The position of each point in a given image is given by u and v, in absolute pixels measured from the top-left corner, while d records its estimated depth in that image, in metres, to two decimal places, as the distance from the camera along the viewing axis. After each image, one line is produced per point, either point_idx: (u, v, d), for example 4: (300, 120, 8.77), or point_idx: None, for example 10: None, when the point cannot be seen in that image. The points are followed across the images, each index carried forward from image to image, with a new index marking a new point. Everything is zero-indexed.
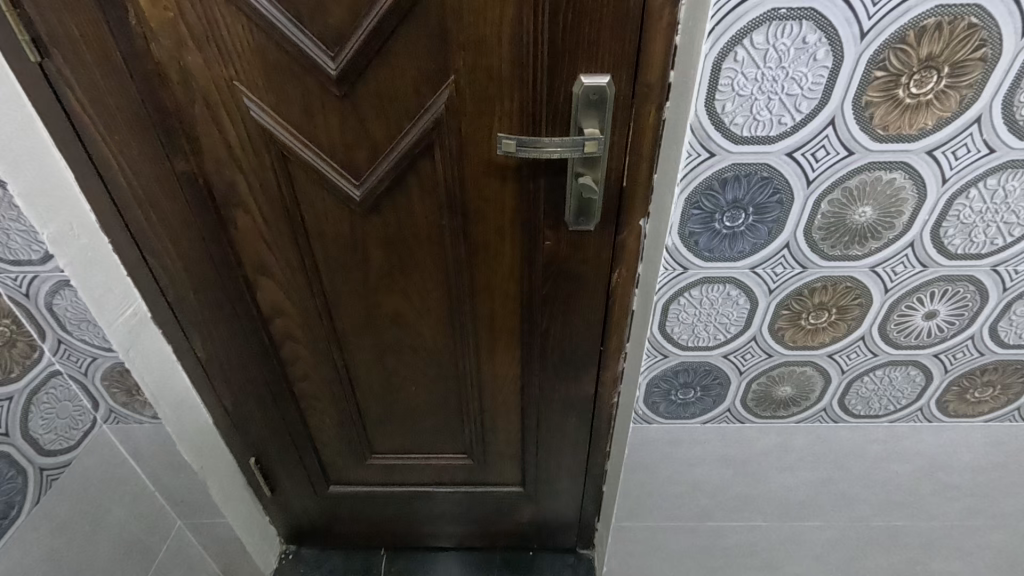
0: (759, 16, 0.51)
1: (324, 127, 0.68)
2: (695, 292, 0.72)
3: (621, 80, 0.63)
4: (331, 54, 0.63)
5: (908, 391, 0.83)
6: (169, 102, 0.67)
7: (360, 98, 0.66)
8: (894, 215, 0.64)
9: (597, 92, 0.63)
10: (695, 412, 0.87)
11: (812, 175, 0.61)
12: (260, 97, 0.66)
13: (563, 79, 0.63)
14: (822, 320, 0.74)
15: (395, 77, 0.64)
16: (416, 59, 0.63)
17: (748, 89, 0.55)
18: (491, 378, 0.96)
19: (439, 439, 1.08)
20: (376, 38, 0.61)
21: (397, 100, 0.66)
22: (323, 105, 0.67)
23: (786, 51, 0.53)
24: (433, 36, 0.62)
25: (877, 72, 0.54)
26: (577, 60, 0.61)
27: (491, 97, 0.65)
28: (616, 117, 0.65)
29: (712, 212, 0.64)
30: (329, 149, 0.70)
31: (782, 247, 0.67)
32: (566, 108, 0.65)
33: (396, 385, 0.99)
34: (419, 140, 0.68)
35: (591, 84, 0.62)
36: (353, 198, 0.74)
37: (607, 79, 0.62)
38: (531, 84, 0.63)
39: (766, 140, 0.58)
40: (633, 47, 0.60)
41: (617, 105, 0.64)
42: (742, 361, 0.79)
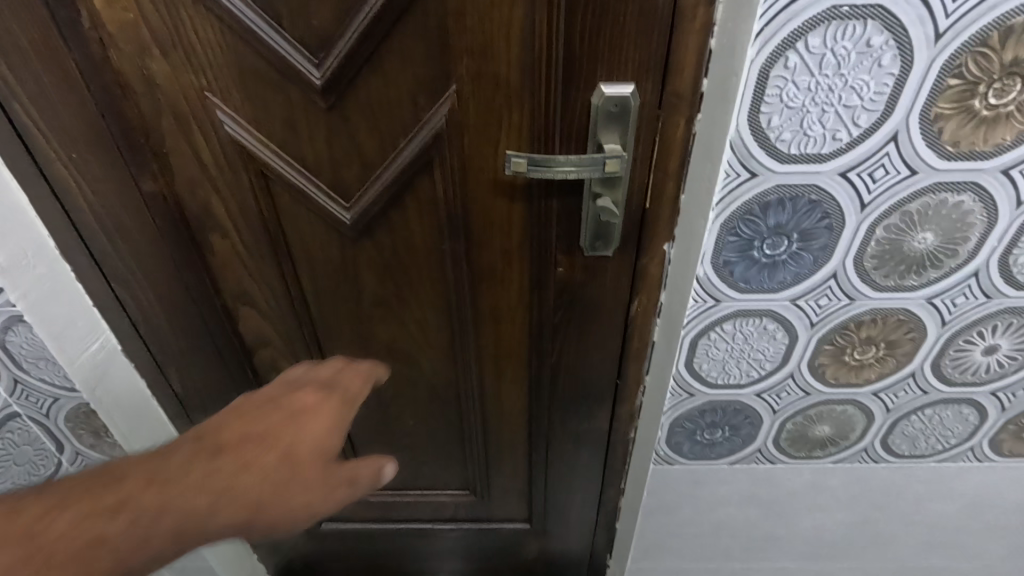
0: (816, 15, 0.44)
1: (309, 143, 0.60)
2: (728, 326, 0.64)
3: (647, 90, 0.55)
4: (315, 61, 0.55)
5: (959, 430, 0.75)
6: (133, 116, 0.59)
7: (350, 111, 0.58)
8: (957, 242, 0.56)
9: (619, 103, 0.55)
10: (722, 453, 0.79)
11: (868, 197, 0.53)
12: (236, 109, 0.58)
13: (581, 88, 0.55)
14: (869, 356, 0.66)
15: (389, 85, 0.56)
16: (413, 66, 0.55)
17: (798, 100, 0.48)
18: (496, 412, 0.88)
19: (439, 473, 0.99)
20: (367, 42, 0.53)
21: (391, 113, 0.58)
22: (307, 118, 0.59)
23: (846, 56, 0.45)
24: (432, 39, 0.54)
25: (952, 80, 0.46)
26: (597, 67, 0.53)
27: (498, 109, 0.57)
28: (641, 132, 0.57)
29: (751, 239, 0.56)
30: (316, 167, 0.62)
31: (829, 277, 0.59)
32: (584, 121, 0.57)
33: (393, 418, 0.90)
34: (417, 156, 0.60)
35: (613, 94, 0.54)
36: (343, 221, 0.66)
37: (631, 88, 0.54)
38: (544, 93, 0.55)
39: (816, 158, 0.51)
40: (662, 53, 0.53)
41: (642, 118, 0.56)
42: (777, 399, 0.71)
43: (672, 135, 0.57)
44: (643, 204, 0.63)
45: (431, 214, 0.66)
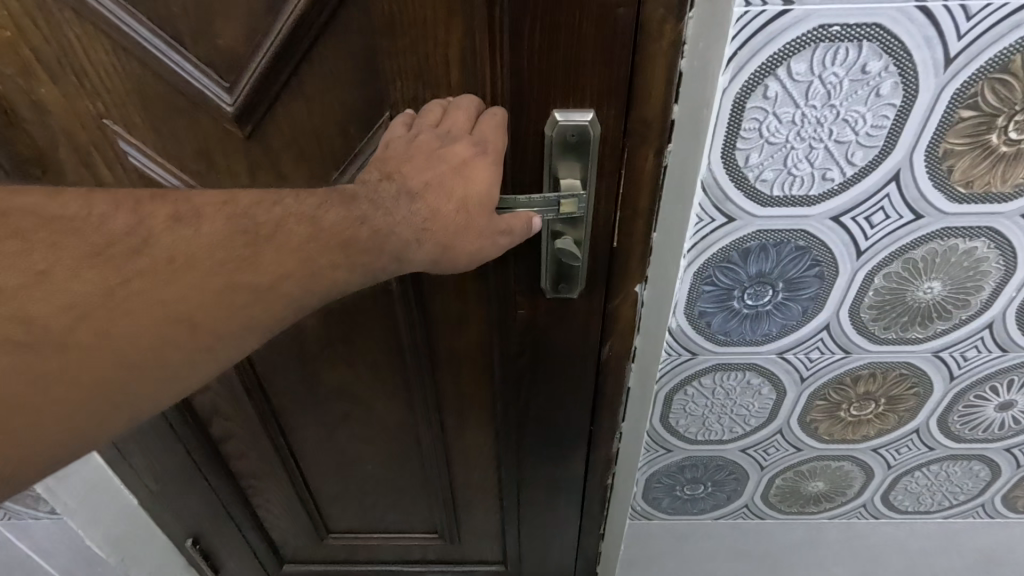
0: (799, 36, 0.36)
1: (229, 176, 0.53)
2: (706, 380, 0.57)
3: (610, 118, 0.46)
4: (225, 86, 0.47)
5: (968, 486, 0.68)
6: (26, 146, 0.52)
7: (271, 140, 0.50)
8: (969, 292, 0.49)
9: (577, 132, 0.46)
10: (705, 508, 0.71)
11: (864, 244, 0.45)
12: (142, 138, 0.51)
13: (532, 117, 0.46)
14: (867, 411, 0.59)
15: (313, 112, 0.49)
16: (339, 90, 0.48)
17: (781, 135, 0.40)
18: (462, 457, 0.80)
19: (405, 517, 0.92)
20: (283, 64, 0.46)
21: (318, 143, 0.50)
22: (222, 148, 0.51)
23: (837, 84, 0.38)
24: (359, 59, 0.46)
25: (964, 112, 0.38)
26: (551, 92, 0.45)
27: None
28: (603, 165, 0.49)
29: (730, 288, 0.49)
30: None
31: (820, 329, 0.52)
32: (538, 152, 0.48)
33: (351, 462, 0.83)
34: None
35: (571, 128, 0.46)
36: None
37: (590, 116, 0.46)
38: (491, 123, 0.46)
39: (803, 201, 0.43)
40: (626, 78, 0.44)
41: (604, 148, 0.48)
42: (764, 455, 0.64)
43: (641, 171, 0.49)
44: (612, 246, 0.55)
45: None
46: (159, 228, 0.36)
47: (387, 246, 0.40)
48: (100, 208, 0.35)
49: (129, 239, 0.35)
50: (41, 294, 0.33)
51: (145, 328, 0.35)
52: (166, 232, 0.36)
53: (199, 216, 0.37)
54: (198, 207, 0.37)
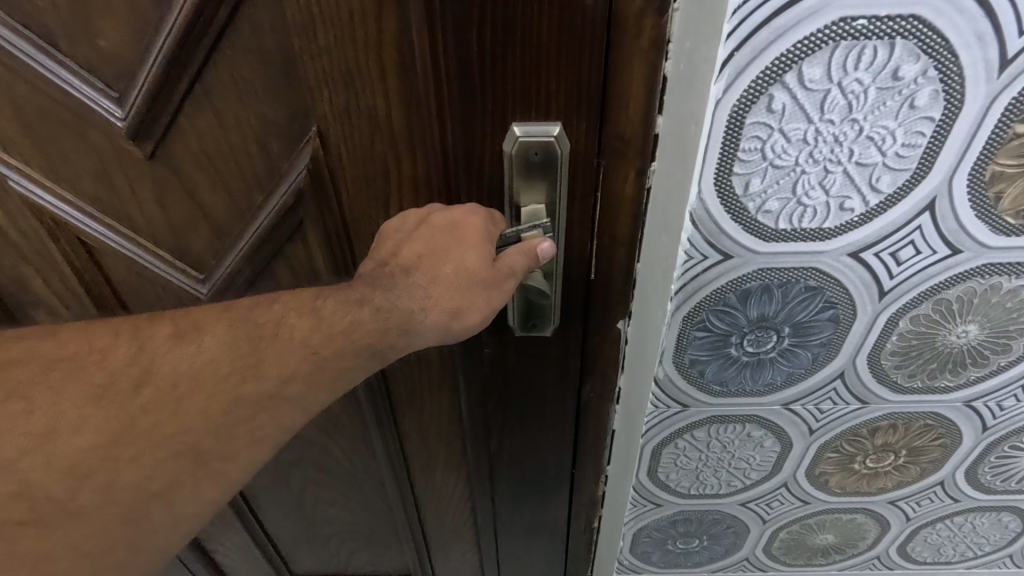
0: (814, 33, 0.28)
1: (134, 202, 0.44)
2: (700, 433, 0.49)
3: (581, 133, 0.33)
4: (114, 96, 0.39)
5: (994, 537, 0.60)
6: None
7: (176, 161, 0.42)
8: (1011, 335, 0.41)
9: (540, 150, 0.33)
10: (700, 562, 0.64)
11: (889, 284, 0.38)
12: (26, 159, 0.43)
13: (484, 132, 0.34)
14: (884, 464, 0.51)
15: (226, 126, 0.39)
16: (248, 102, 0.38)
17: (790, 156, 0.32)
18: (431, 504, 0.72)
19: (374, 560, 0.84)
20: (177, 68, 0.37)
21: (233, 166, 0.41)
22: (122, 170, 0.43)
23: (861, 93, 0.30)
24: (271, 61, 0.36)
25: (1019, 126, 0.30)
26: (505, 98, 0.32)
27: (380, 157, 0.36)
28: (576, 190, 0.35)
29: (726, 334, 0.41)
30: (151, 234, 0.46)
31: (834, 378, 0.44)
32: (496, 175, 0.35)
33: (309, 506, 0.75)
34: (280, 221, 0.43)
35: (530, 135, 0.33)
36: (201, 296, 0.50)
37: (556, 129, 0.33)
38: (437, 142, 0.35)
39: (815, 234, 0.35)
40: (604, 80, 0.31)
41: (576, 171, 0.34)
42: (767, 508, 0.56)
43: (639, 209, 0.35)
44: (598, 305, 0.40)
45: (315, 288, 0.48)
46: (161, 352, 0.30)
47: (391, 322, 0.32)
48: (108, 338, 0.30)
49: (131, 370, 0.30)
50: (43, 459, 0.28)
51: (124, 488, 0.29)
52: (166, 354, 0.30)
53: (199, 331, 0.31)
54: (195, 319, 0.31)
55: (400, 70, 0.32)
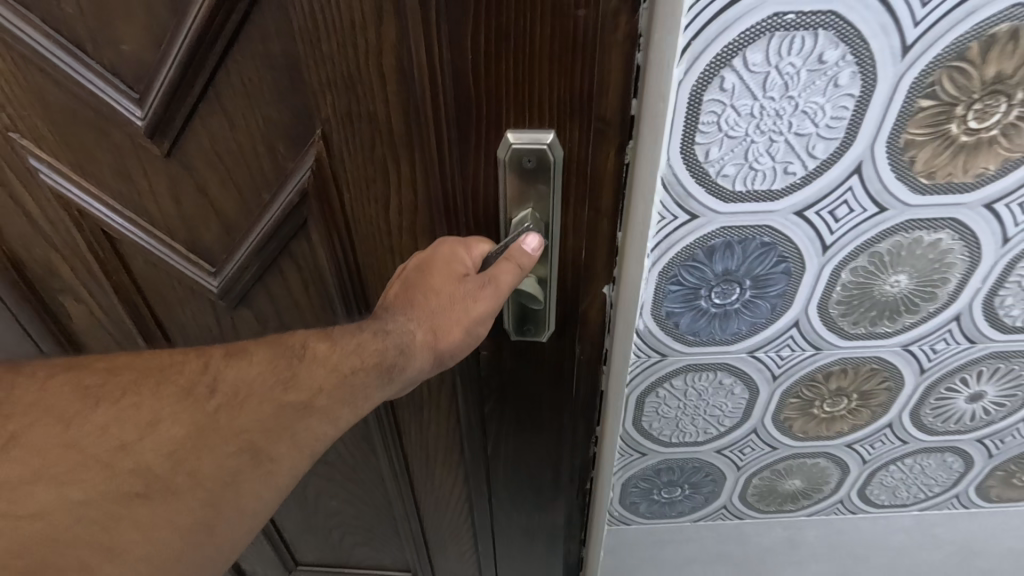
0: (755, 25, 0.35)
1: (152, 196, 0.50)
2: (678, 382, 0.55)
3: (570, 137, 0.40)
4: (135, 98, 0.44)
5: (942, 477, 0.68)
6: None
7: (191, 158, 0.47)
8: (936, 284, 0.48)
9: (533, 157, 0.40)
10: (683, 511, 0.70)
11: (830, 239, 0.44)
12: (54, 155, 0.49)
13: (477, 130, 0.40)
14: (840, 408, 0.58)
15: (236, 126, 0.44)
16: (257, 101, 0.43)
17: (741, 128, 0.39)
18: (429, 501, 0.75)
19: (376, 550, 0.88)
20: (191, 73, 0.42)
21: (249, 165, 0.46)
22: (141, 166, 0.48)
23: (794, 75, 0.37)
24: (279, 68, 0.41)
25: (923, 101, 0.38)
26: (494, 99, 0.38)
27: (381, 158, 0.43)
28: (569, 192, 0.42)
29: (696, 287, 0.48)
30: (169, 231, 0.53)
31: (790, 326, 0.50)
32: (493, 168, 0.42)
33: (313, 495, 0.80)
34: (289, 215, 0.48)
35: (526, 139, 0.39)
36: (212, 289, 0.56)
37: (549, 136, 0.39)
38: (432, 142, 0.41)
39: (766, 195, 0.42)
40: (583, 84, 0.37)
41: (569, 170, 0.41)
42: (740, 455, 0.63)
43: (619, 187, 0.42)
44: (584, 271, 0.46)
45: (319, 287, 0.55)
46: (219, 366, 0.40)
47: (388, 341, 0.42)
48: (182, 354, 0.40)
49: (202, 378, 0.39)
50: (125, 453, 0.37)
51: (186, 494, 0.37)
52: (224, 368, 0.39)
53: (247, 350, 0.41)
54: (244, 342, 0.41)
55: (398, 76, 0.38)
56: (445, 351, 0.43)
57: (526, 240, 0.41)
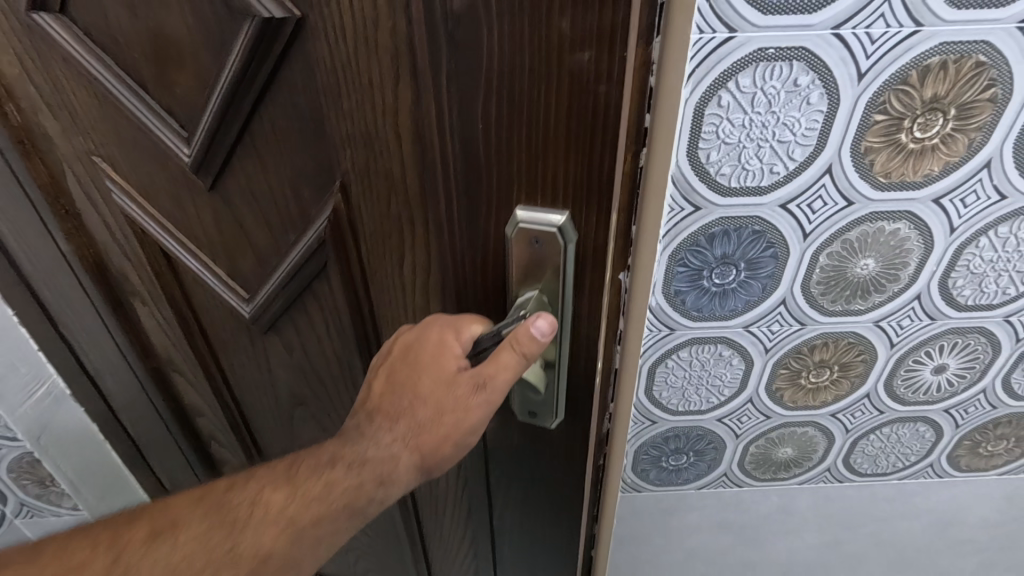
0: (744, 57, 0.45)
1: (196, 217, 0.62)
2: (684, 354, 0.64)
3: (581, 218, 0.48)
4: (184, 136, 0.55)
5: (916, 446, 0.76)
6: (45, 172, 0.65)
7: (228, 190, 0.58)
8: (898, 267, 0.58)
9: (544, 238, 0.48)
10: (689, 478, 0.79)
11: (809, 227, 0.54)
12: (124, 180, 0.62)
13: (479, 198, 0.48)
14: (823, 379, 0.68)
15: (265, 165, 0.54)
16: (286, 148, 0.52)
17: (734, 136, 0.49)
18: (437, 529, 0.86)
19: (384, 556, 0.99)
20: (228, 120, 0.52)
21: (275, 206, 0.57)
22: (190, 192, 0.60)
23: (776, 95, 0.47)
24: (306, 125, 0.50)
25: (877, 115, 0.48)
26: (480, 173, 0.47)
27: (396, 211, 0.52)
28: (582, 272, 0.51)
29: (700, 269, 0.57)
30: (211, 250, 0.64)
31: (778, 304, 0.60)
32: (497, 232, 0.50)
33: None
34: (308, 254, 0.58)
35: (534, 226, 0.48)
36: (244, 312, 0.68)
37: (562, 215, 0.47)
38: (432, 203, 0.49)
39: (756, 191, 0.52)
40: (598, 163, 0.44)
41: (580, 251, 0.49)
42: (739, 423, 0.72)
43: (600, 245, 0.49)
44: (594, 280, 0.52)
45: (334, 319, 0.65)
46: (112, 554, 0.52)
47: (365, 456, 0.55)
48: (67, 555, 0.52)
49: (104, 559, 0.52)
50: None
51: None
52: (141, 558, 0.52)
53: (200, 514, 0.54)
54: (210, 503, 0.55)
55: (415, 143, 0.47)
56: (419, 429, 0.54)
57: (526, 330, 0.48)
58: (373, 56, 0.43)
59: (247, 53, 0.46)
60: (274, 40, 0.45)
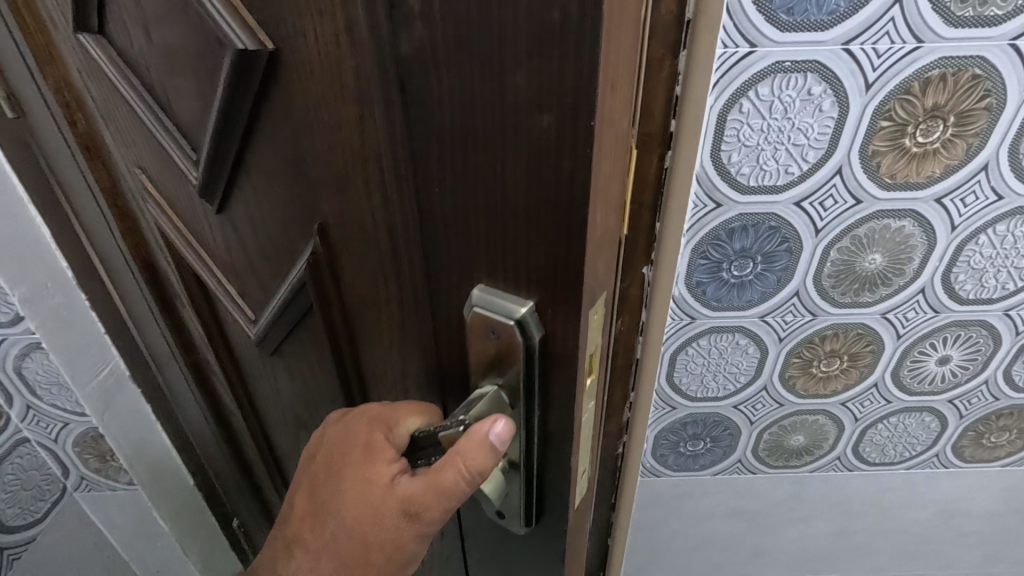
0: (763, 69, 0.51)
1: (212, 231, 0.65)
2: (704, 342, 0.69)
3: (553, 320, 0.36)
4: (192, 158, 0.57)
5: (922, 436, 0.81)
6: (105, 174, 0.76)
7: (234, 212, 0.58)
8: (904, 262, 0.62)
9: (498, 334, 0.37)
10: (705, 464, 0.83)
11: (821, 224, 0.59)
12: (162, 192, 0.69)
13: (451, 272, 0.38)
14: (834, 368, 0.72)
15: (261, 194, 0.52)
16: (277, 179, 0.49)
17: (753, 140, 0.54)
18: None
19: None
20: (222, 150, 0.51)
21: (274, 239, 0.55)
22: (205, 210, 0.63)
23: (792, 102, 0.52)
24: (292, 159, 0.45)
25: (883, 122, 0.53)
26: (454, 236, 0.36)
27: (370, 248, 0.43)
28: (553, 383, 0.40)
29: (720, 261, 0.62)
30: (226, 266, 0.68)
31: (792, 295, 0.65)
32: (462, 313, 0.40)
33: None
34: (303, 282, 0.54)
35: (486, 312, 0.37)
36: (251, 331, 0.69)
37: (520, 310, 0.36)
38: (399, 272, 0.42)
39: (772, 189, 0.57)
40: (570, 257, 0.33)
41: (552, 362, 0.39)
42: (753, 410, 0.77)
43: (571, 353, 0.37)
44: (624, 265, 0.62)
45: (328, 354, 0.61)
46: None
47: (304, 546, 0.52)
48: None
49: None
50: None
51: None
52: None
53: None
54: None
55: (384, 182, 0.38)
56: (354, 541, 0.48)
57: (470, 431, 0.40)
58: (346, 94, 0.36)
59: (230, 85, 0.43)
60: (253, 70, 0.41)
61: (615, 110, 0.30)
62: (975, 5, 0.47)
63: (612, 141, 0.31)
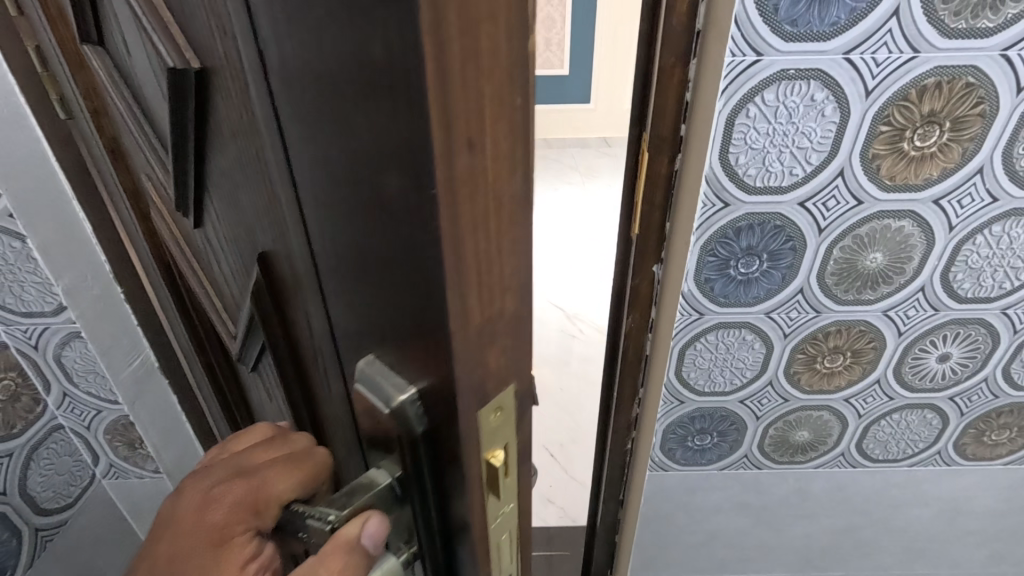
0: (769, 76, 0.54)
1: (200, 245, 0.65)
2: (711, 337, 0.72)
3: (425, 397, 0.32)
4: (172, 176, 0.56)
5: (924, 433, 0.83)
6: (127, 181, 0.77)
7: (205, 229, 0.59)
8: (904, 261, 0.65)
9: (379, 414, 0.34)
10: (712, 459, 0.86)
11: (824, 224, 0.63)
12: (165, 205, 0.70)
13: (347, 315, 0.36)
14: (837, 364, 0.75)
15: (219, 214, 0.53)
16: (228, 202, 0.49)
17: (759, 143, 0.58)
18: None
19: None
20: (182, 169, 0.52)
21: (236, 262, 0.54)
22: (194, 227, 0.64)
23: (795, 108, 0.56)
24: (232, 182, 0.46)
25: (882, 126, 0.56)
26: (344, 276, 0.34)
27: (296, 280, 0.42)
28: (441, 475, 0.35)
29: (727, 259, 0.65)
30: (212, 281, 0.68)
31: (797, 292, 0.68)
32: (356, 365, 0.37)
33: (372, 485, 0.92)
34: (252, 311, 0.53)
35: (366, 390, 0.35)
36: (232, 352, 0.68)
37: (405, 394, 0.32)
38: (320, 311, 0.40)
39: (778, 190, 0.60)
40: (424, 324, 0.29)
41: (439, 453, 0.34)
42: (759, 406, 0.79)
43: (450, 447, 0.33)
44: (636, 255, 0.70)
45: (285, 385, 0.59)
46: None
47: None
48: None
49: None
50: None
51: None
52: None
53: None
54: None
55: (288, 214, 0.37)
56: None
57: (346, 529, 0.37)
58: (254, 124, 0.36)
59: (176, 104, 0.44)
60: (189, 86, 0.42)
61: (481, 175, 0.25)
62: (967, 18, 0.51)
63: (478, 217, 0.26)
